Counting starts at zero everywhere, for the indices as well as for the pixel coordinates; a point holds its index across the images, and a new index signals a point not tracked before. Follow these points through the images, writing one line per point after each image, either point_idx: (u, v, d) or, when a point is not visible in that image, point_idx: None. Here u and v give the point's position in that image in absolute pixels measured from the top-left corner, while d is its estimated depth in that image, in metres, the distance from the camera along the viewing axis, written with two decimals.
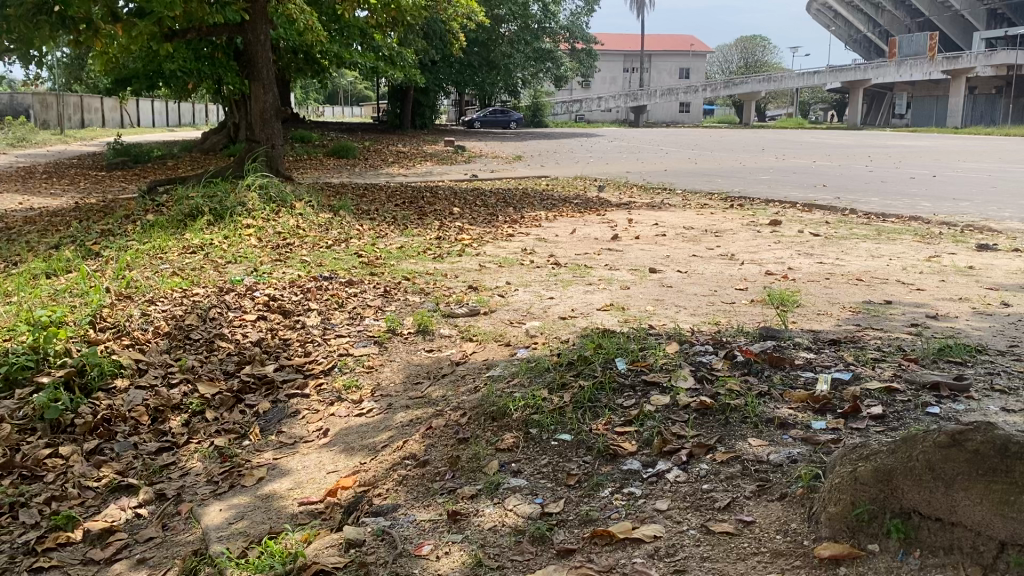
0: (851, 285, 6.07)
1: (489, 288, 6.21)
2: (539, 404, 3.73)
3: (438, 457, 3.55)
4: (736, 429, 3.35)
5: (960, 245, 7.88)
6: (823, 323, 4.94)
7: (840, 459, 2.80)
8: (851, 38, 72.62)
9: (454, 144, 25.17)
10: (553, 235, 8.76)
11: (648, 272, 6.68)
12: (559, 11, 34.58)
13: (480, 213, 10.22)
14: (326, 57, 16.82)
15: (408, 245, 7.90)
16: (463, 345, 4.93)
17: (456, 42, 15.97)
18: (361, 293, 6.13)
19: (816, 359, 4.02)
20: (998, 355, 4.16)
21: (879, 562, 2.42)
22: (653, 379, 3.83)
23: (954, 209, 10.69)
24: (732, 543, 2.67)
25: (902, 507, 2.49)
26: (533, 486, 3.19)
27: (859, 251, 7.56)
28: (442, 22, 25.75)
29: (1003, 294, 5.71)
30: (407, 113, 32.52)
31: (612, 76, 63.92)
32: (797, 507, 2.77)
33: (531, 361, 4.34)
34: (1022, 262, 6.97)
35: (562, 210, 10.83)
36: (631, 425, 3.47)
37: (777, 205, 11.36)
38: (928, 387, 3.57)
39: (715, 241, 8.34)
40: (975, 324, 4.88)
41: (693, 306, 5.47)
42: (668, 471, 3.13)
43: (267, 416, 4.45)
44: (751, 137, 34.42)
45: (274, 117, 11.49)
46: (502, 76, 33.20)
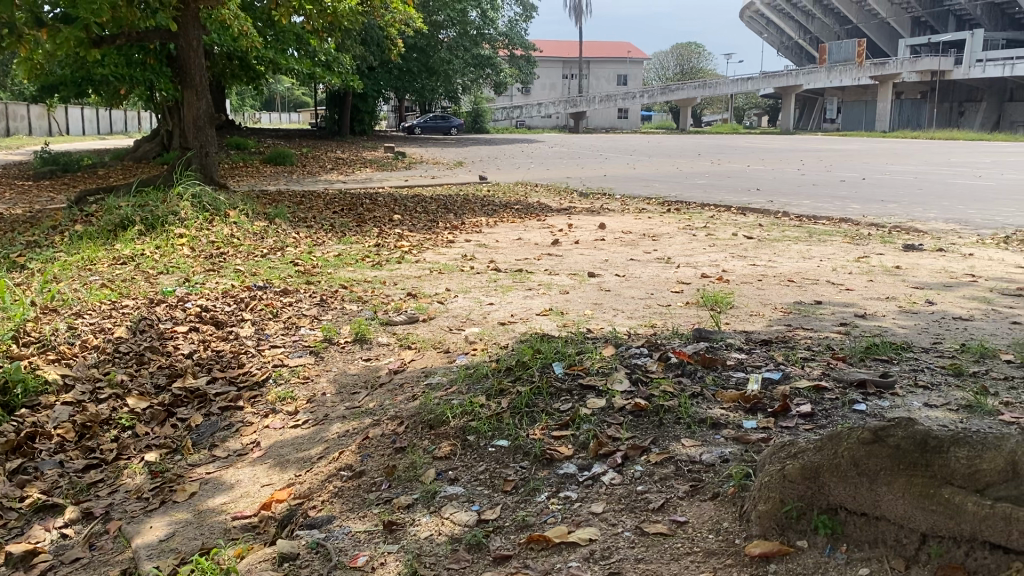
0: (784, 286, 6.20)
1: (427, 295, 6.18)
2: (476, 410, 3.72)
3: (374, 467, 3.51)
4: (670, 431, 3.40)
5: (888, 246, 8.12)
6: (754, 324, 5.04)
7: (769, 457, 2.84)
8: (783, 45, 74.31)
9: (393, 149, 25.05)
10: (493, 241, 8.76)
11: (586, 277, 6.73)
12: (497, 19, 34.60)
13: (419, 219, 10.18)
14: (262, 63, 16.58)
15: (346, 253, 7.83)
16: (401, 353, 4.90)
17: (394, 48, 15.87)
18: (296, 302, 6.05)
19: (747, 360, 4.09)
20: (922, 352, 4.28)
21: (807, 558, 2.49)
22: (589, 382, 3.85)
23: (881, 210, 11.03)
24: (666, 544, 2.70)
25: (829, 503, 2.56)
26: (469, 493, 3.19)
27: (790, 253, 7.73)
28: (379, 28, 25.65)
29: (928, 293, 5.89)
30: (347, 119, 32.26)
31: (551, 82, 64.31)
32: (728, 506, 2.82)
33: (469, 368, 4.33)
34: (945, 261, 7.22)
35: (503, 216, 10.84)
36: (568, 429, 3.49)
37: (712, 208, 11.58)
38: (855, 385, 3.67)
39: (652, 244, 8.44)
40: (900, 322, 5.01)
41: (629, 309, 5.52)
42: (603, 474, 3.16)
43: (199, 429, 4.35)
44: (687, 142, 34.95)
45: (208, 124, 11.28)
46: (441, 82, 33.20)
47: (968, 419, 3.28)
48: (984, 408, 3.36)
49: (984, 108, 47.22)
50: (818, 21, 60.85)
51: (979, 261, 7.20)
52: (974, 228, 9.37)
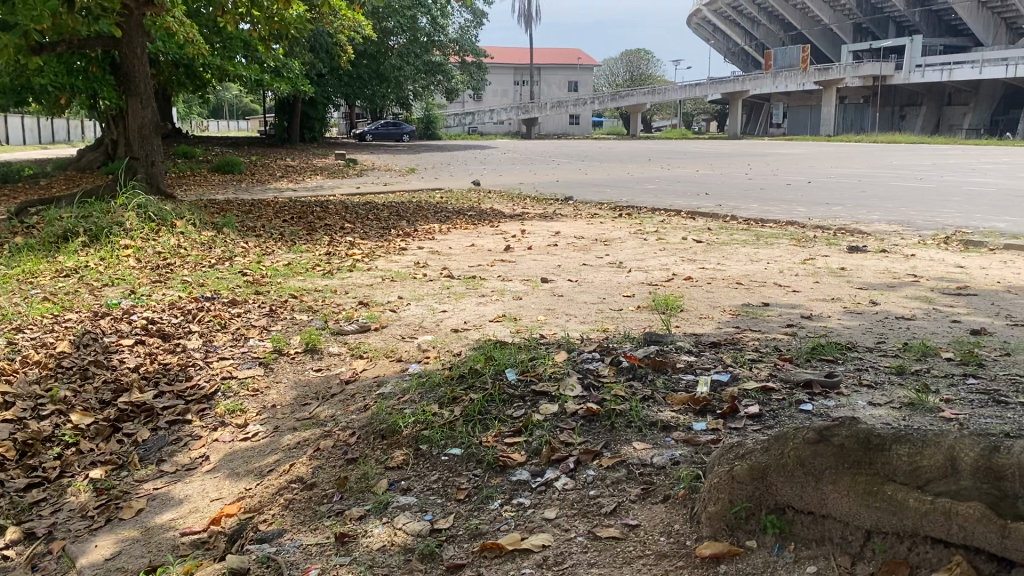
0: (733, 288, 6.29)
1: (380, 303, 6.14)
2: (429, 418, 3.71)
3: (326, 479, 3.48)
4: (622, 434, 3.42)
5: (833, 248, 8.29)
6: (704, 326, 5.11)
7: (718, 458, 2.87)
8: (730, 51, 75.52)
9: (344, 156, 24.84)
10: (446, 248, 8.73)
11: (539, 282, 6.76)
12: (448, 25, 34.53)
13: (371, 227, 10.12)
14: (209, 71, 16.33)
15: (296, 262, 7.74)
16: (353, 362, 4.86)
17: (343, 54, 15.74)
18: (245, 313, 5.97)
19: (697, 362, 4.14)
20: (866, 351, 4.38)
21: (756, 558, 2.53)
22: (541, 388, 3.86)
23: (826, 212, 11.25)
24: (619, 547, 2.72)
25: (777, 503, 2.60)
26: (422, 503, 3.17)
27: (739, 256, 7.84)
28: (328, 35, 25.43)
29: (872, 293, 6.02)
30: (296, 126, 31.92)
31: (503, 88, 64.48)
32: (678, 508, 2.85)
33: (422, 377, 4.30)
34: (887, 262, 7.38)
35: (456, 222, 10.83)
36: (520, 436, 3.49)
37: (663, 213, 11.69)
38: (801, 386, 3.74)
39: (604, 249, 8.50)
40: (845, 322, 5.12)
41: (582, 314, 5.55)
42: (556, 480, 3.17)
43: (146, 445, 4.26)
44: (637, 147, 35.31)
45: (153, 133, 11.11)
46: (392, 89, 33.13)
47: (911, 417, 3.35)
48: (925, 405, 3.45)
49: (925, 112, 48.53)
50: (763, 27, 61.94)
51: (921, 262, 7.38)
52: (916, 229, 9.60)
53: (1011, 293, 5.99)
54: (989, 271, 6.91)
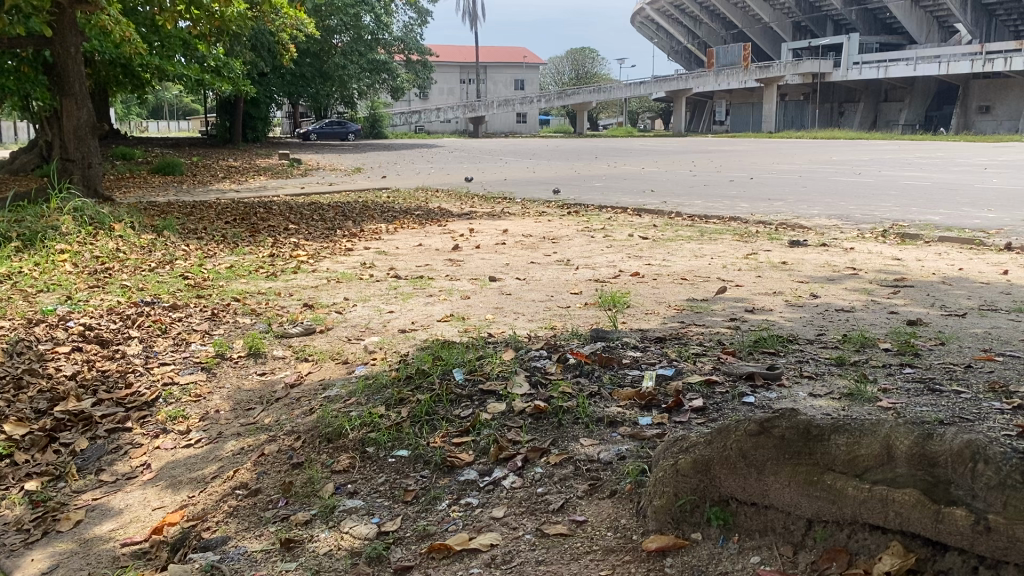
0: (678, 284, 6.35)
1: (325, 305, 6.08)
2: (376, 421, 3.67)
3: (270, 484, 3.43)
4: (569, 431, 3.44)
5: (774, 243, 8.44)
6: (649, 322, 5.16)
7: (663, 452, 2.89)
8: (674, 50, 76.43)
9: (287, 156, 24.50)
10: (393, 248, 8.67)
11: (487, 281, 6.75)
12: (392, 23, 34.32)
13: (316, 228, 10.01)
14: (148, 71, 15.95)
15: (239, 264, 7.63)
16: (298, 366, 4.80)
17: (286, 53, 15.52)
18: (186, 318, 5.85)
19: (642, 357, 4.18)
20: (807, 344, 4.46)
21: (701, 549, 2.57)
22: (489, 387, 3.85)
23: (768, 208, 11.44)
24: (566, 544, 2.72)
25: (721, 495, 2.64)
26: (369, 506, 3.14)
27: (683, 252, 7.91)
28: (269, 33, 25.03)
29: (812, 286, 6.14)
30: (239, 126, 31.37)
31: (449, 87, 64.23)
32: (626, 502, 2.87)
33: (369, 379, 4.27)
34: (828, 256, 7.53)
35: (403, 222, 10.76)
36: (468, 435, 3.48)
37: (609, 210, 11.75)
38: (744, 378, 3.80)
39: (552, 247, 8.52)
40: (787, 315, 5.22)
41: (531, 312, 5.55)
42: (504, 478, 3.17)
43: (84, 454, 4.15)
44: (582, 145, 35.51)
45: (89, 134, 10.85)
46: (337, 88, 32.84)
47: (850, 407, 3.43)
48: (864, 395, 3.52)
49: (862, 108, 49.73)
50: (705, 26, 62.76)
51: (860, 255, 7.56)
52: (854, 223, 9.83)
53: (945, 284, 6.16)
54: (925, 263, 7.10)
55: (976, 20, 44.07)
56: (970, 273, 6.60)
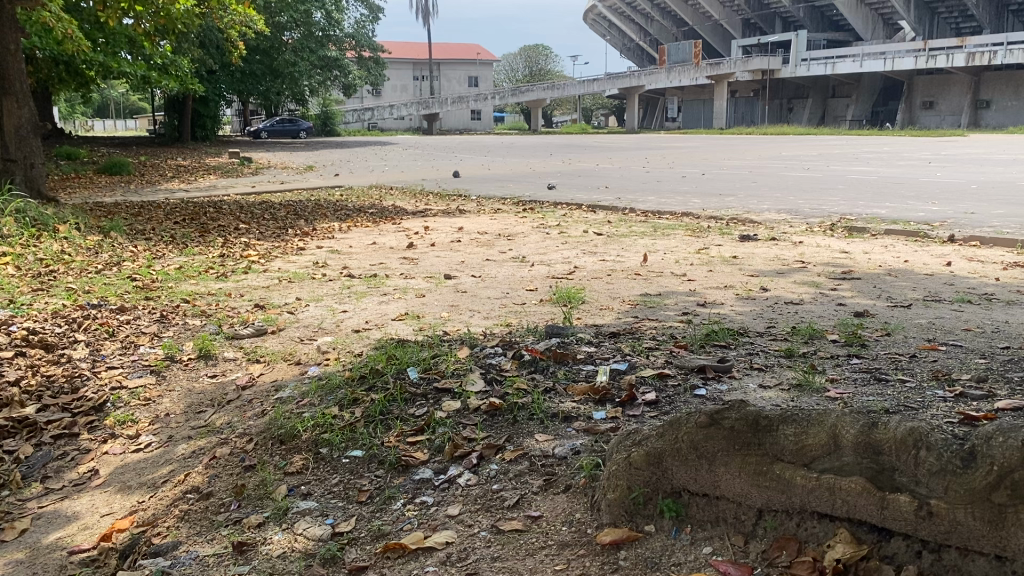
0: (631, 280, 6.41)
1: (277, 305, 6.01)
2: (330, 421, 3.64)
3: (223, 487, 3.38)
4: (523, 427, 3.45)
5: (726, 237, 8.55)
6: (604, 317, 5.20)
7: (615, 445, 2.91)
8: (625, 47, 76.93)
9: (238, 155, 24.15)
10: (346, 247, 8.60)
11: (442, 279, 6.74)
12: (343, 20, 34.04)
13: (268, 227, 9.88)
14: (91, 68, 15.60)
15: (188, 265, 7.49)
16: (250, 367, 4.74)
17: (235, 50, 15.30)
18: (134, 320, 5.74)
19: (596, 352, 4.21)
20: (757, 336, 4.53)
21: (654, 541, 2.60)
22: (444, 385, 3.85)
23: (720, 204, 11.57)
24: (521, 540, 2.73)
25: (673, 486, 2.67)
26: (323, 507, 3.12)
27: (637, 247, 7.98)
28: (218, 30, 24.64)
29: (763, 280, 6.24)
30: (187, 124, 30.85)
31: (402, 84, 63.84)
32: (579, 497, 2.89)
33: (322, 379, 4.23)
34: (777, 250, 7.64)
35: (356, 220, 10.68)
36: (422, 434, 3.48)
37: (565, 207, 11.80)
38: (695, 370, 3.85)
39: (507, 244, 8.53)
40: (738, 308, 5.30)
41: (485, 310, 5.55)
42: (459, 476, 3.17)
43: (29, 461, 4.04)
44: (536, 142, 35.65)
45: (31, 133, 10.59)
46: (288, 85, 32.50)
47: (798, 397, 3.49)
48: (812, 386, 3.59)
49: (810, 104, 50.58)
50: (657, 23, 63.26)
51: (809, 248, 7.69)
52: (803, 218, 10.00)
53: (890, 276, 6.30)
54: (871, 256, 7.25)
55: (920, 18, 45.15)
56: (915, 265, 6.76)
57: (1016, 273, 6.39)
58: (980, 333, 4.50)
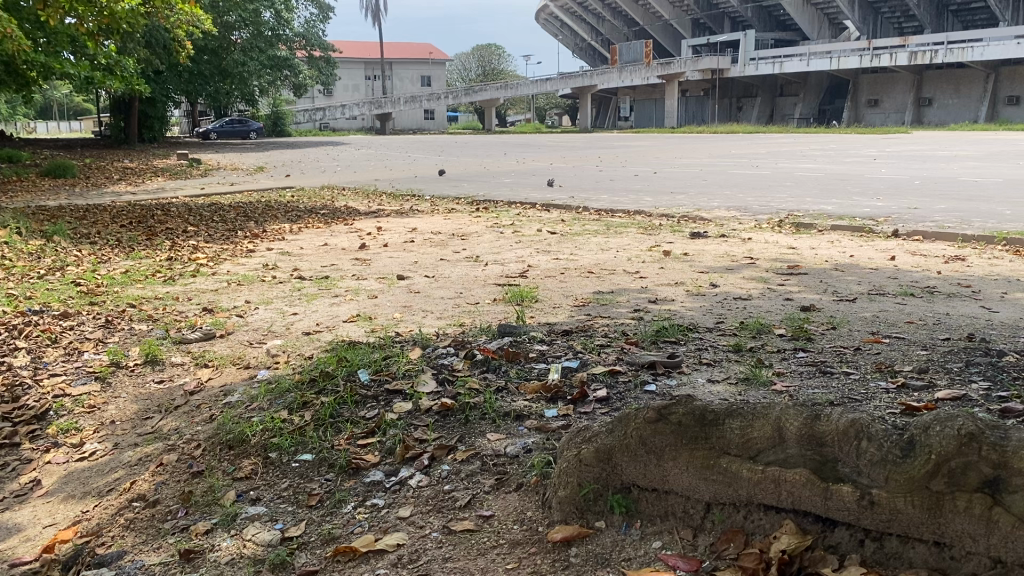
0: (584, 277, 6.44)
1: (225, 309, 5.93)
2: (279, 425, 3.60)
3: (169, 495, 3.32)
4: (475, 427, 3.45)
5: (677, 235, 8.64)
6: (557, 315, 5.22)
7: (566, 443, 2.92)
8: (578, 47, 77.27)
9: (186, 156, 23.75)
10: (297, 248, 8.51)
11: (395, 279, 6.71)
12: (292, 20, 33.64)
13: (217, 229, 9.74)
14: (32, 69, 15.23)
15: (134, 269, 7.36)
16: (197, 372, 4.67)
17: (182, 50, 15.06)
18: (77, 326, 5.61)
19: (548, 351, 4.22)
20: (706, 331, 4.59)
21: (605, 537, 2.61)
22: (395, 387, 3.83)
23: (671, 201, 11.68)
24: (472, 540, 2.73)
25: (623, 482, 2.69)
26: (272, 512, 3.08)
27: (590, 246, 8.02)
28: (164, 31, 24.23)
29: (713, 276, 6.31)
30: (134, 126, 30.29)
31: (354, 83, 63.38)
32: (531, 495, 2.89)
33: (271, 383, 4.18)
34: (727, 246, 7.74)
35: (308, 222, 10.57)
36: (373, 436, 3.45)
37: (518, 206, 11.81)
38: (646, 367, 3.90)
39: (460, 244, 8.51)
40: (688, 304, 5.37)
41: (438, 310, 5.53)
42: (410, 478, 3.15)
43: None
44: (490, 141, 35.57)
45: None
46: (237, 85, 32.05)
47: (745, 391, 3.54)
48: (759, 379, 3.65)
49: (759, 103, 51.33)
50: (608, 23, 63.68)
51: (758, 245, 7.80)
52: (752, 214, 10.14)
53: (837, 271, 6.43)
54: (818, 251, 7.38)
55: (864, 18, 46.11)
56: (860, 260, 6.89)
57: (957, 266, 6.55)
58: (921, 325, 4.61)
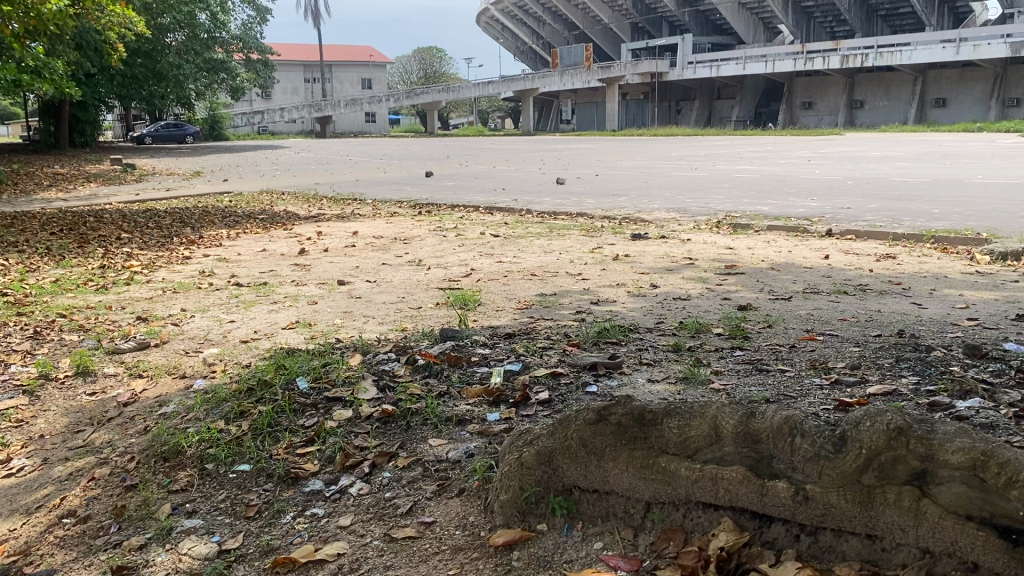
0: (527, 280, 6.45)
1: (161, 317, 5.79)
2: (216, 436, 3.53)
3: (102, 510, 3.23)
4: (417, 433, 3.43)
5: (619, 236, 8.72)
6: (499, 318, 5.22)
7: (507, 446, 2.92)
8: (520, 50, 77.52)
9: (120, 162, 23.14)
10: (235, 255, 8.36)
11: (336, 284, 6.63)
12: (229, 22, 32.99)
13: (152, 236, 9.52)
14: None
15: (65, 278, 7.14)
16: (131, 383, 4.54)
17: (114, 52, 14.67)
18: (4, 338, 5.42)
19: (490, 354, 4.22)
20: (647, 332, 4.63)
21: (546, 539, 2.62)
22: (335, 394, 3.79)
23: (613, 204, 11.78)
24: (414, 547, 2.70)
25: (564, 485, 2.71)
26: (208, 524, 3.02)
27: (532, 248, 8.04)
28: (95, 32, 23.59)
29: (653, 277, 6.37)
30: (64, 130, 29.45)
31: (293, 86, 62.55)
32: (473, 501, 2.89)
33: (207, 393, 4.09)
34: (666, 247, 7.83)
35: (246, 227, 10.40)
36: (313, 445, 3.41)
37: (462, 209, 11.78)
38: (587, 368, 3.92)
39: (403, 248, 8.45)
40: (630, 305, 5.42)
41: (380, 315, 5.49)
42: (351, 486, 3.12)
43: None
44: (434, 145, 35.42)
45: None
46: (173, 88, 31.35)
47: (684, 390, 3.58)
48: (698, 378, 3.70)
49: (698, 106, 52.14)
50: (549, 26, 63.98)
51: (697, 245, 7.92)
52: (691, 216, 10.30)
53: (773, 270, 6.56)
54: (755, 251, 7.51)
55: (797, 22, 47.18)
56: (797, 259, 7.03)
57: (888, 264, 6.73)
58: (855, 322, 4.72)
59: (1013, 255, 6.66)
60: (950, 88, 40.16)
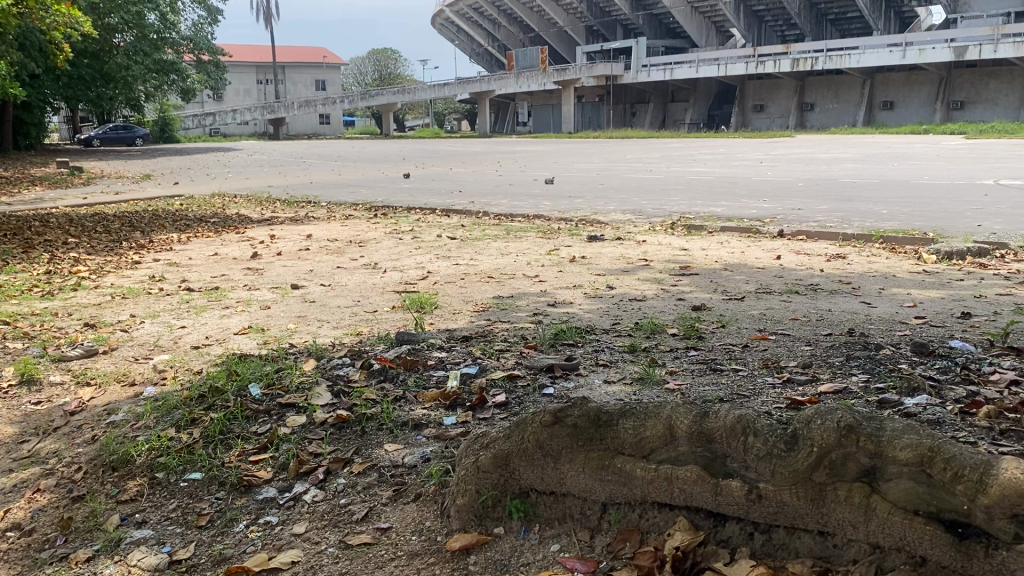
0: (483, 283, 6.44)
1: (109, 323, 5.67)
2: (165, 444, 3.46)
3: (47, 522, 3.14)
4: (372, 438, 3.39)
5: (575, 238, 8.76)
6: (456, 321, 5.20)
7: (464, 449, 2.91)
8: (475, 52, 77.57)
9: (67, 164, 22.61)
10: (187, 259, 8.22)
11: (290, 289, 6.55)
12: (178, 23, 32.44)
13: (100, 240, 9.31)
14: None
15: (8, 284, 6.95)
16: (78, 392, 4.43)
17: (59, 52, 14.33)
18: None
19: (446, 357, 4.20)
20: (603, 333, 4.65)
21: (503, 543, 2.61)
22: (288, 400, 3.74)
23: (568, 205, 11.83)
24: (369, 553, 2.67)
25: (521, 487, 2.70)
26: (159, 534, 2.96)
27: (489, 251, 8.03)
28: (39, 32, 23.01)
29: (609, 278, 6.41)
30: (8, 133, 28.71)
31: (246, 88, 61.76)
32: (429, 505, 2.87)
33: (158, 400, 4.01)
34: (622, 249, 7.87)
35: (197, 231, 10.23)
36: (266, 452, 3.36)
37: (418, 212, 11.74)
38: (544, 370, 3.92)
39: (358, 251, 8.38)
40: (586, 307, 5.44)
41: (335, 319, 5.43)
42: (305, 493, 3.08)
43: None
44: (389, 146, 35.21)
45: None
46: (121, 90, 30.74)
47: (640, 391, 3.60)
48: (653, 378, 3.73)
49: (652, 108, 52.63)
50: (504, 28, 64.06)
51: (653, 246, 7.99)
52: (646, 217, 10.39)
53: (726, 270, 6.65)
54: (709, 252, 7.60)
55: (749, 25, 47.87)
56: (749, 260, 7.12)
57: (838, 263, 6.86)
58: (806, 322, 4.79)
59: (958, 254, 6.84)
60: (897, 91, 41.07)
